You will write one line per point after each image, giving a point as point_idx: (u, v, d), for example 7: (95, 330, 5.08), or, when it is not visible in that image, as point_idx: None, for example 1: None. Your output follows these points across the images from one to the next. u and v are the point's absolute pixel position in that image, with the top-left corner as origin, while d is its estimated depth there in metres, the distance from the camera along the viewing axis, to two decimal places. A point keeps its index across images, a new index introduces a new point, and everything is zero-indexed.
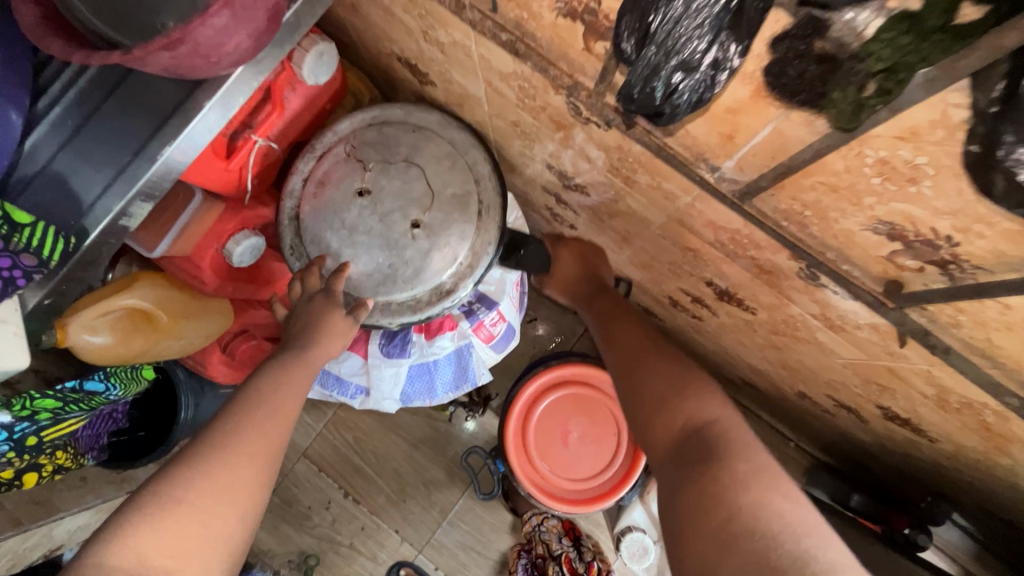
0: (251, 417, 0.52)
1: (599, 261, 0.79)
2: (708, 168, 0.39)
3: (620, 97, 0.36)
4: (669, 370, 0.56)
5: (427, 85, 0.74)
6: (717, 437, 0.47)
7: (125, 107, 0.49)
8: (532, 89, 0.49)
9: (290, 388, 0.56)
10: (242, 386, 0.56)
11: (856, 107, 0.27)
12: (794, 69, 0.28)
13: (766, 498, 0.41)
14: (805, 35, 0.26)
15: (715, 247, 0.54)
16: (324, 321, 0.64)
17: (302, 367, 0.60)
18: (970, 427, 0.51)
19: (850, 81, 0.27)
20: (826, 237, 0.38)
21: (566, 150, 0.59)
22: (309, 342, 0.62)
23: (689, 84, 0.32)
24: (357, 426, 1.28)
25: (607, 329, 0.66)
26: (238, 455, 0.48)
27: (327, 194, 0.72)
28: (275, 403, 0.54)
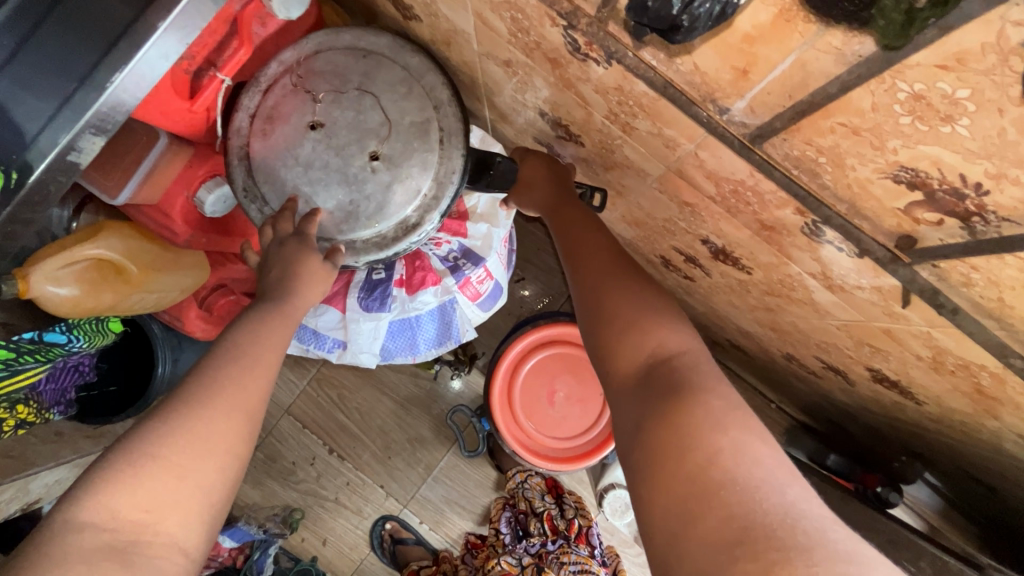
0: (227, 363, 0.50)
1: (561, 167, 0.72)
2: (716, 109, 0.36)
3: (633, 8, 0.32)
4: (632, 295, 0.54)
5: (411, 20, 0.68)
6: (682, 370, 0.46)
7: (68, 28, 0.43)
8: (526, 20, 0.45)
9: (270, 339, 0.54)
10: (218, 339, 0.53)
11: (906, 20, 0.24)
12: None
13: (745, 440, 0.40)
14: None
15: (716, 201, 0.51)
16: (309, 263, 0.61)
17: (280, 315, 0.57)
18: (961, 389, 0.51)
19: None
20: (838, 188, 0.35)
21: (561, 93, 0.55)
22: (290, 293, 0.59)
23: None
24: (341, 383, 1.27)
25: (571, 250, 0.62)
26: (214, 409, 0.46)
27: (277, 130, 0.67)
28: (254, 352, 0.51)
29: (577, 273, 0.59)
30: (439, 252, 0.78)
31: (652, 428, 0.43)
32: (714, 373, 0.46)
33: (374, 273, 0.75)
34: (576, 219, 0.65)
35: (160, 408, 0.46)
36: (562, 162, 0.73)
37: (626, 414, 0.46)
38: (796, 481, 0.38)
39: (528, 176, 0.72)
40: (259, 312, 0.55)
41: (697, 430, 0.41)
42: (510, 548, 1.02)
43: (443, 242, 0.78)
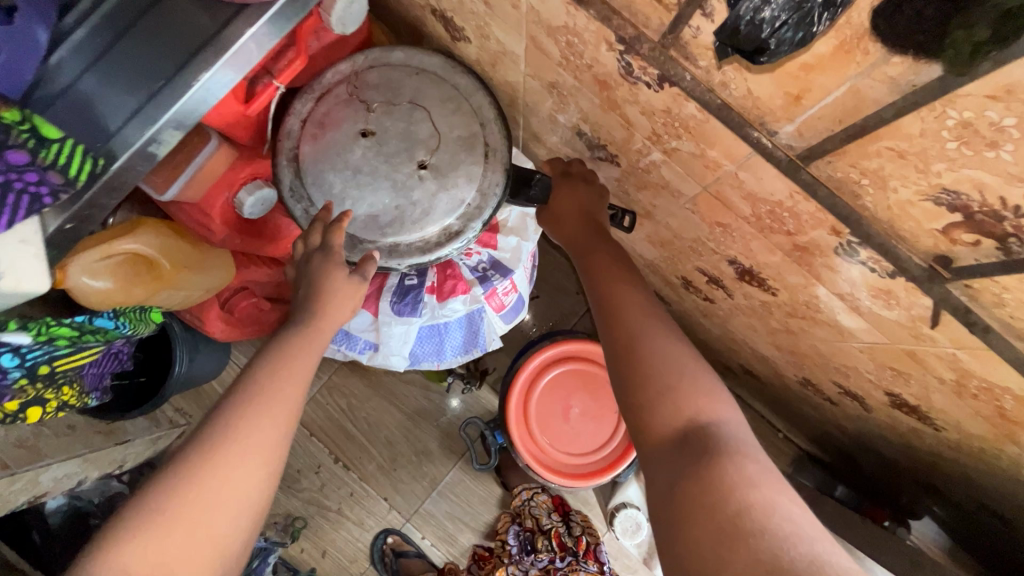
0: (255, 393, 0.52)
1: (590, 192, 0.72)
2: (766, 132, 0.39)
3: (717, 34, 0.34)
4: (668, 350, 0.53)
5: (460, 41, 0.71)
6: (721, 438, 0.47)
7: (154, 31, 0.47)
8: (581, 45, 0.49)
9: (287, 379, 0.54)
10: (244, 373, 0.54)
11: (973, 50, 0.26)
12: (911, 9, 0.26)
13: (776, 499, 0.41)
14: None
15: (749, 222, 0.54)
16: (341, 285, 0.64)
17: (300, 350, 0.58)
18: (983, 413, 0.52)
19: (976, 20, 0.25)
20: (878, 210, 0.38)
21: (606, 115, 0.58)
22: (311, 330, 0.60)
23: (793, 15, 0.30)
24: (352, 393, 1.37)
25: (601, 295, 0.60)
26: (225, 458, 0.47)
27: (328, 135, 0.71)
28: (269, 392, 0.52)
29: (605, 320, 0.58)
30: (469, 262, 0.80)
31: (688, 484, 0.44)
32: (748, 439, 0.48)
33: (407, 279, 0.77)
34: (605, 260, 0.64)
35: (182, 451, 0.48)
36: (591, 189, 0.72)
37: (661, 473, 0.47)
38: (823, 536, 0.40)
39: (559, 198, 0.72)
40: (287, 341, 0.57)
41: (731, 487, 0.42)
42: (516, 560, 1.01)
43: (473, 253, 0.81)
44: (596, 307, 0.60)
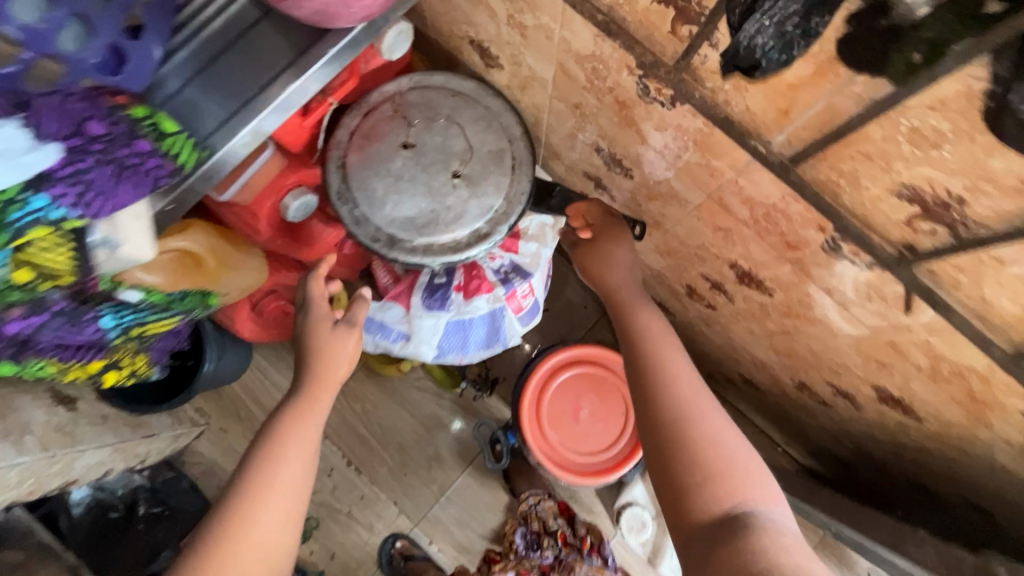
0: (264, 461, 0.60)
1: (628, 256, 0.80)
2: (761, 140, 0.47)
3: (722, 56, 0.42)
4: (719, 426, 0.59)
5: (493, 68, 0.80)
6: (764, 522, 0.51)
7: (251, 50, 0.56)
8: (605, 70, 0.58)
9: (287, 456, 0.61)
10: (251, 450, 0.62)
11: (908, 70, 0.34)
12: (867, 39, 0.35)
13: (806, 564, 0.47)
14: (876, 12, 0.33)
15: (748, 225, 0.62)
16: (336, 349, 0.70)
17: (298, 423, 0.64)
18: (956, 398, 0.59)
19: (910, 47, 0.33)
20: (854, 205, 0.45)
21: (623, 131, 0.67)
22: (311, 402, 0.67)
23: (777, 43, 0.38)
24: (365, 398, 1.43)
25: (648, 371, 0.65)
26: (235, 540, 0.56)
27: (373, 146, 0.80)
28: (271, 471, 0.60)
29: (652, 397, 0.62)
30: (492, 265, 0.87)
31: (724, 551, 0.49)
32: (784, 520, 0.53)
33: (436, 277, 0.84)
34: (650, 337, 0.69)
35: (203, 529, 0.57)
36: (632, 259, 0.80)
37: (697, 546, 0.52)
38: None
39: (602, 255, 0.78)
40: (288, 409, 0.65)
41: (765, 552, 0.48)
42: (522, 556, 1.06)
43: (496, 257, 0.88)
44: (642, 383, 0.64)
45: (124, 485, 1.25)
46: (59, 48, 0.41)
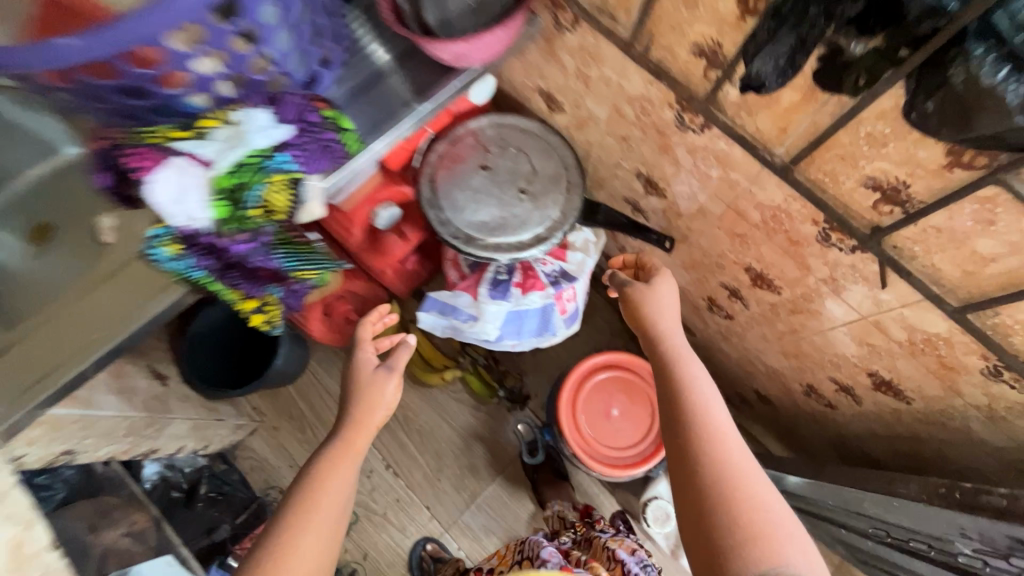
0: (310, 491, 0.68)
1: (672, 302, 0.81)
2: (768, 151, 0.66)
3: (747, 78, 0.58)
4: (752, 486, 0.62)
5: (555, 112, 1.02)
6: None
7: (395, 83, 0.78)
8: (650, 107, 0.78)
9: (334, 483, 0.69)
10: (302, 477, 0.70)
11: (854, 89, 0.51)
12: (829, 70, 0.52)
13: None
14: (830, 56, 0.50)
15: (759, 228, 0.79)
16: (379, 393, 0.79)
17: (343, 455, 0.73)
18: (931, 369, 0.73)
19: (852, 76, 0.50)
20: (836, 196, 0.63)
21: (660, 157, 0.86)
22: (355, 436, 0.75)
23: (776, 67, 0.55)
24: (407, 406, 1.55)
25: (691, 424, 0.67)
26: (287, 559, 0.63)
27: (457, 167, 1.01)
28: (321, 496, 0.68)
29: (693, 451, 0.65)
30: (545, 268, 1.03)
31: None
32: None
33: (499, 274, 1.02)
34: (694, 387, 0.71)
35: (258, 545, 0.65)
36: (673, 299, 0.81)
37: None
38: None
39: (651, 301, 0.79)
40: (333, 449, 0.73)
41: None
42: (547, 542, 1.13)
43: (548, 263, 1.05)
44: (685, 436, 0.67)
45: (191, 465, 1.37)
46: (291, 68, 0.63)
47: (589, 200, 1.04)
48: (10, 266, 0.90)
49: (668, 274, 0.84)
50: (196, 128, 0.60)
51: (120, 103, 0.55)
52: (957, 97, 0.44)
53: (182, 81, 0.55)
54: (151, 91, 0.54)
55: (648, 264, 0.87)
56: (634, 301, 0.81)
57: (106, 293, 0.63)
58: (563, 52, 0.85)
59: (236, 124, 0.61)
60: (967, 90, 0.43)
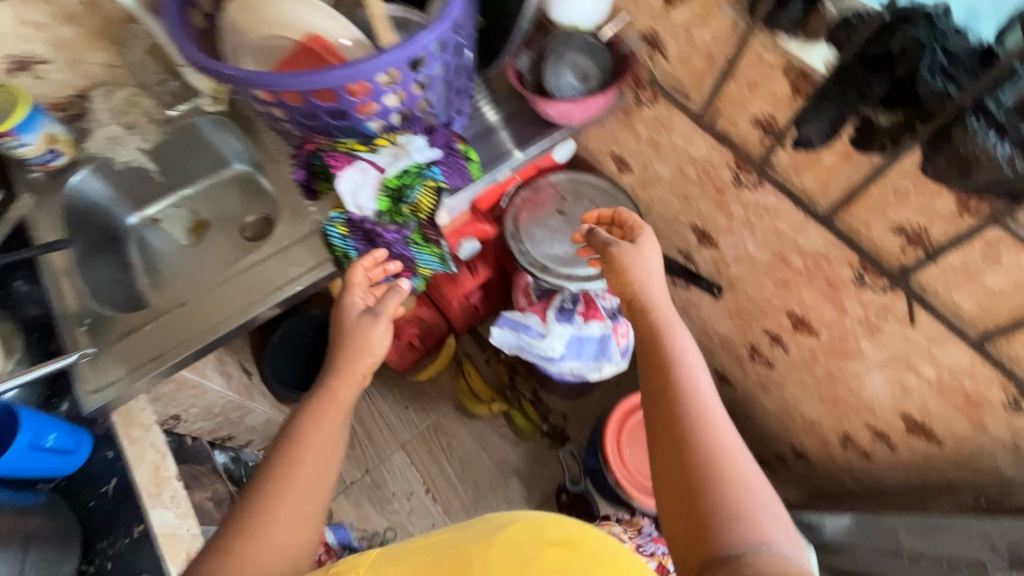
0: (295, 443, 0.63)
1: (657, 262, 0.75)
2: (812, 203, 0.82)
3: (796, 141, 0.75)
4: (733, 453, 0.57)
5: (623, 173, 1.21)
6: (786, 566, 0.50)
7: (506, 132, 0.99)
8: (711, 167, 0.96)
9: (323, 432, 0.65)
10: (287, 428, 0.66)
11: (882, 149, 0.67)
12: (862, 136, 0.68)
13: None
14: (863, 125, 0.67)
15: (801, 273, 0.93)
16: (368, 340, 0.73)
17: (333, 405, 0.67)
18: (959, 405, 0.82)
19: (880, 140, 0.66)
20: (870, 241, 0.78)
21: (715, 210, 1.02)
22: (340, 381, 0.69)
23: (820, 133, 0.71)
24: (452, 434, 1.63)
25: (678, 399, 0.60)
26: (272, 514, 0.58)
27: (537, 209, 1.19)
28: (311, 444, 0.63)
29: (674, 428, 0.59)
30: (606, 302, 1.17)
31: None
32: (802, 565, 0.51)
33: (565, 302, 1.16)
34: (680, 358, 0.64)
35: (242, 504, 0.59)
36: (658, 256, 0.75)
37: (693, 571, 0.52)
38: None
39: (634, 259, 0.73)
40: (316, 400, 0.67)
41: None
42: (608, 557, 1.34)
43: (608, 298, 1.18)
44: (665, 396, 0.61)
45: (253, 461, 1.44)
46: (439, 109, 0.83)
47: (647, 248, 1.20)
48: (171, 253, 1.08)
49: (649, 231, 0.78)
50: (372, 145, 0.79)
51: (325, 122, 0.75)
52: (960, 154, 0.59)
53: (371, 111, 0.75)
54: (350, 116, 0.75)
55: (625, 219, 0.81)
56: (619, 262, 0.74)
57: (229, 288, 0.85)
58: (639, 122, 1.05)
59: (399, 145, 0.80)
60: (967, 148, 0.57)
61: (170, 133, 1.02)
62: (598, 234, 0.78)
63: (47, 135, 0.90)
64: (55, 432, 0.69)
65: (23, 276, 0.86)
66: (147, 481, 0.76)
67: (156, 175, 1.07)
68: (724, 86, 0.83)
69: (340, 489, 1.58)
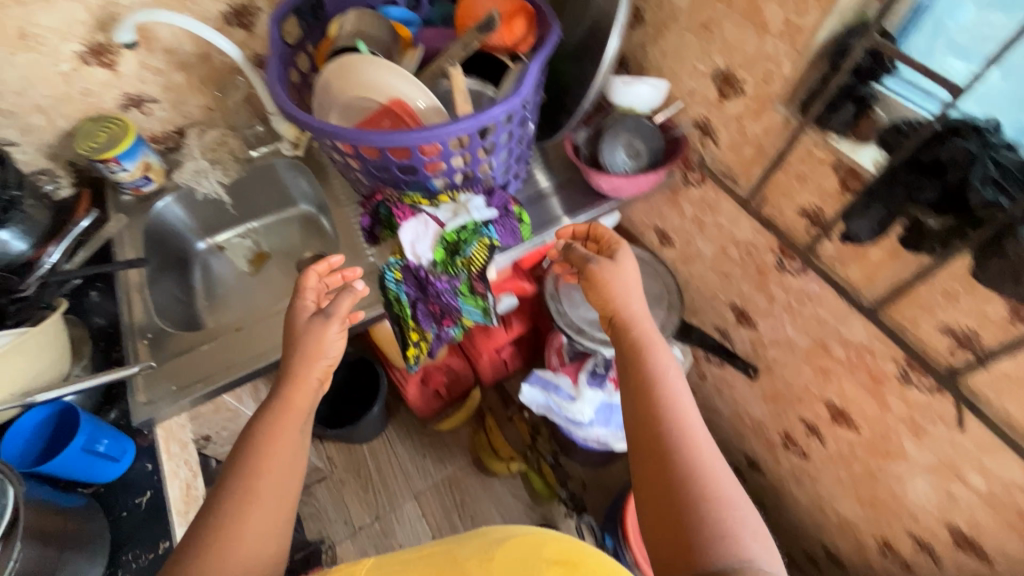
0: (253, 452, 0.59)
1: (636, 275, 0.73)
2: (856, 295, 0.82)
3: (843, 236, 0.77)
4: (713, 468, 0.55)
5: (665, 246, 1.25)
6: None
7: (558, 199, 1.04)
8: (755, 250, 0.98)
9: (285, 435, 0.61)
10: (245, 435, 0.62)
11: (932, 252, 0.68)
12: (913, 234, 0.69)
13: None
14: (912, 225, 0.69)
15: (842, 364, 0.92)
16: (324, 342, 0.69)
17: (292, 411, 0.64)
18: (1011, 522, 0.77)
19: (929, 244, 0.68)
20: (916, 339, 0.77)
21: (756, 292, 1.03)
22: (290, 383, 0.66)
23: (868, 229, 0.73)
24: (466, 490, 1.60)
25: (656, 411, 0.58)
26: (242, 523, 0.55)
27: None
28: (275, 447, 0.60)
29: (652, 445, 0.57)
30: None
31: None
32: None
33: (598, 367, 1.17)
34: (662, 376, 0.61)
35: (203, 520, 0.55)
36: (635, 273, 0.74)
37: None
38: None
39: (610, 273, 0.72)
40: (271, 408, 0.64)
41: None
42: None
43: None
44: (644, 407, 0.59)
45: None
46: (499, 173, 0.89)
47: (684, 322, 1.21)
48: (230, 279, 1.16)
49: (627, 248, 0.76)
50: (434, 200, 0.85)
51: (394, 175, 0.82)
52: (1013, 263, 0.60)
53: (439, 169, 0.82)
54: (419, 172, 0.81)
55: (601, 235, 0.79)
56: (598, 278, 0.72)
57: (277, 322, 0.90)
58: (685, 201, 1.09)
59: (459, 203, 0.85)
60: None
61: (249, 171, 1.11)
62: (576, 251, 0.77)
63: (143, 163, 1.01)
64: (107, 439, 0.73)
65: (99, 287, 0.94)
66: (177, 499, 0.78)
67: (231, 209, 1.16)
68: (772, 175, 0.87)
69: (348, 534, 1.54)
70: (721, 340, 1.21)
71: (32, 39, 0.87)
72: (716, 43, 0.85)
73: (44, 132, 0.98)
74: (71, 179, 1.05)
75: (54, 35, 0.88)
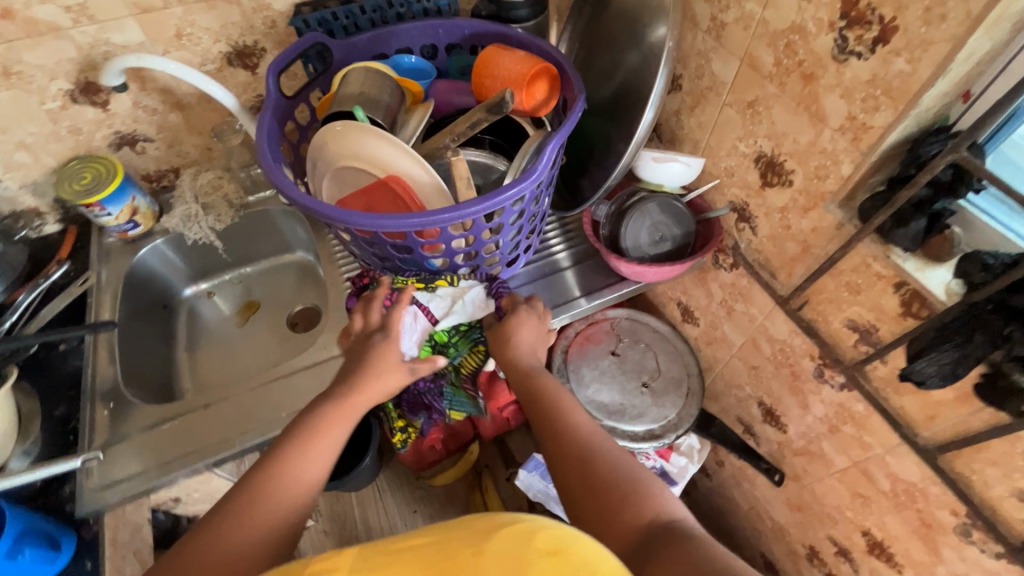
0: (275, 463, 0.58)
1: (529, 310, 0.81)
2: (911, 431, 0.71)
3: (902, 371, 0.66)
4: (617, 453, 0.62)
5: (687, 323, 1.13)
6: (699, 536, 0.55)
7: (574, 275, 0.94)
8: (791, 352, 0.86)
9: (316, 455, 0.60)
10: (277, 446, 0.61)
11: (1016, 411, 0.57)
12: (995, 386, 0.57)
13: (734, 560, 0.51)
14: (994, 375, 0.57)
15: (886, 496, 0.79)
16: (385, 377, 0.68)
17: (336, 434, 0.63)
18: None
19: (1013, 403, 0.56)
20: (984, 496, 0.65)
21: (789, 396, 0.91)
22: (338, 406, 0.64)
23: (937, 370, 0.61)
24: None
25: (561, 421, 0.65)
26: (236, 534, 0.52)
27: (590, 346, 1.12)
28: (300, 467, 0.58)
29: (547, 437, 0.65)
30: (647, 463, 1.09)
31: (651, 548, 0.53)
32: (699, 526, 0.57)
33: None
34: (543, 391, 0.70)
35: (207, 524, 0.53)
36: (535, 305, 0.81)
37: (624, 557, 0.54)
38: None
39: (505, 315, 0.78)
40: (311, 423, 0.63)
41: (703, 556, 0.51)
42: None
43: (650, 458, 1.10)
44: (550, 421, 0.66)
45: None
46: (507, 253, 0.79)
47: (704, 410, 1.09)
48: (216, 326, 1.10)
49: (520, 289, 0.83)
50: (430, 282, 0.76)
51: (386, 251, 0.72)
52: None
53: (438, 249, 0.72)
54: (415, 252, 0.71)
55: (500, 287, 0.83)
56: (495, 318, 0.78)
57: (251, 399, 0.82)
58: (714, 282, 0.98)
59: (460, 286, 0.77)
60: None
61: (243, 216, 1.04)
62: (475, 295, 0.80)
63: (130, 207, 0.94)
64: (32, 548, 0.62)
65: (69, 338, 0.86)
66: None
67: (221, 252, 1.09)
68: (817, 280, 0.75)
69: None
70: (744, 432, 1.09)
71: (18, 76, 0.80)
72: (764, 125, 0.74)
73: (31, 168, 0.92)
74: (58, 216, 0.99)
75: (41, 73, 0.81)
